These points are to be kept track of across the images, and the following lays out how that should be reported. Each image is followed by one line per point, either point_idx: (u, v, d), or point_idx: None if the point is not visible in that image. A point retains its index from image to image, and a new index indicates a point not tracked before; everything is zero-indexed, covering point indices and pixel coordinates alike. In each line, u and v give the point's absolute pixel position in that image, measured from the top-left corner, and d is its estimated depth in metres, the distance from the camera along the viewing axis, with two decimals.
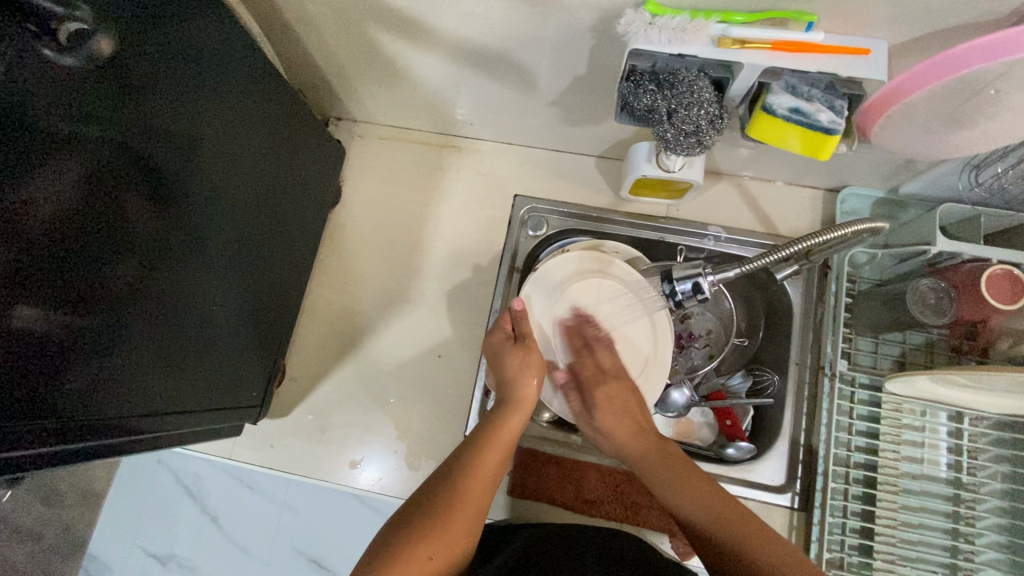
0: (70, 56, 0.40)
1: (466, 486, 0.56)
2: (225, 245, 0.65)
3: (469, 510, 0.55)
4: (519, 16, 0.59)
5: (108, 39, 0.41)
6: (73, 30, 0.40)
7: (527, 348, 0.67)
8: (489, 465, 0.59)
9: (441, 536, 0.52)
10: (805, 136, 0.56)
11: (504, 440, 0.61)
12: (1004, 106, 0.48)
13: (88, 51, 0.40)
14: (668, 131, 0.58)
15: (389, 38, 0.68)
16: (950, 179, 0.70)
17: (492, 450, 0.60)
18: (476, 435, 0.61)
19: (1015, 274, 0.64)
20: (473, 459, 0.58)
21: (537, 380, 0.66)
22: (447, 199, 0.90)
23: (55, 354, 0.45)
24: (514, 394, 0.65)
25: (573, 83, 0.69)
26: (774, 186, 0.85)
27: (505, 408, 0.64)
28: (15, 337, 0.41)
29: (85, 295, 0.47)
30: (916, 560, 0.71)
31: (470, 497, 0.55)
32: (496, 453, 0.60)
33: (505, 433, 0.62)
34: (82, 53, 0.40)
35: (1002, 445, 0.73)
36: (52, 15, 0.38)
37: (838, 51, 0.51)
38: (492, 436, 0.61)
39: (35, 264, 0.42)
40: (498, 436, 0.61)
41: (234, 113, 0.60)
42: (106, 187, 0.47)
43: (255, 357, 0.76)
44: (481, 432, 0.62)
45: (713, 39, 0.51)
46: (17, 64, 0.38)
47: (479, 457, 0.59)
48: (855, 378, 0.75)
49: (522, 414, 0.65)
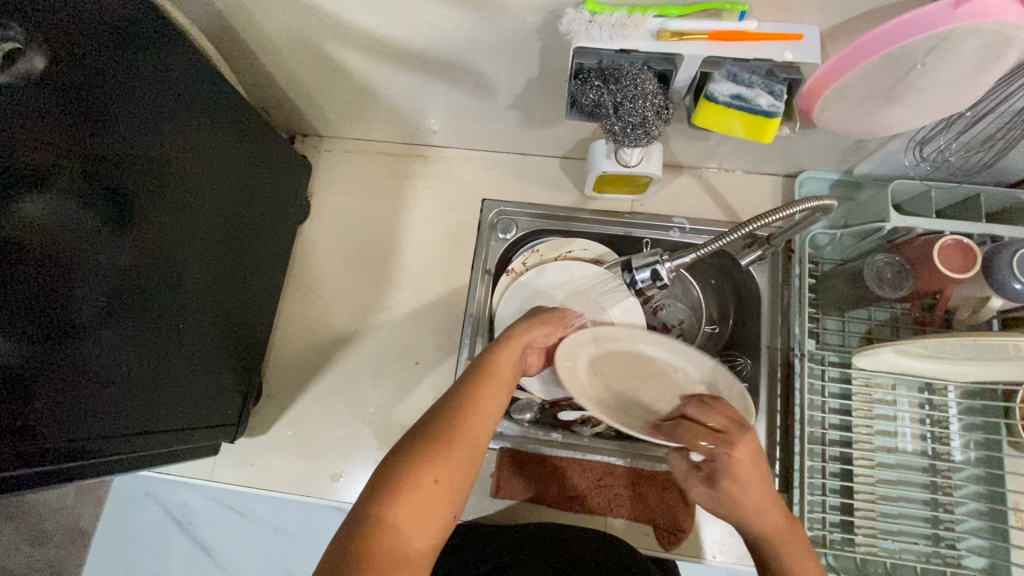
0: (2, 73, 0.41)
1: (465, 413, 0.49)
2: (195, 266, 0.65)
3: (474, 437, 0.48)
4: (466, 22, 0.60)
5: (42, 56, 0.43)
6: (8, 50, 0.41)
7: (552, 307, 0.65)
8: (492, 399, 0.52)
9: (446, 458, 0.46)
10: (747, 120, 0.58)
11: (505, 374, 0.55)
12: (934, 80, 0.51)
13: (24, 70, 0.42)
14: (615, 124, 0.60)
15: (344, 51, 0.69)
16: (898, 157, 0.72)
17: (494, 383, 0.53)
18: (472, 366, 0.55)
19: (965, 243, 0.66)
20: (471, 387, 0.51)
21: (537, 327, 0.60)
22: (416, 207, 0.91)
23: (22, 378, 0.45)
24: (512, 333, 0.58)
25: (527, 85, 0.71)
26: (734, 175, 0.87)
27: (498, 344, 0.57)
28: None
29: (51, 325, 0.47)
30: (898, 532, 0.72)
31: (474, 424, 0.49)
32: (499, 386, 0.53)
33: (501, 364, 0.55)
34: (12, 74, 0.42)
35: (971, 413, 0.75)
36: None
37: (773, 38, 0.53)
38: (492, 367, 0.54)
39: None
40: (497, 368, 0.54)
41: (196, 133, 0.61)
42: (66, 210, 0.47)
43: (230, 374, 0.75)
44: (477, 363, 0.55)
45: (652, 33, 0.53)
46: None
47: (476, 386, 0.52)
48: (824, 357, 0.77)
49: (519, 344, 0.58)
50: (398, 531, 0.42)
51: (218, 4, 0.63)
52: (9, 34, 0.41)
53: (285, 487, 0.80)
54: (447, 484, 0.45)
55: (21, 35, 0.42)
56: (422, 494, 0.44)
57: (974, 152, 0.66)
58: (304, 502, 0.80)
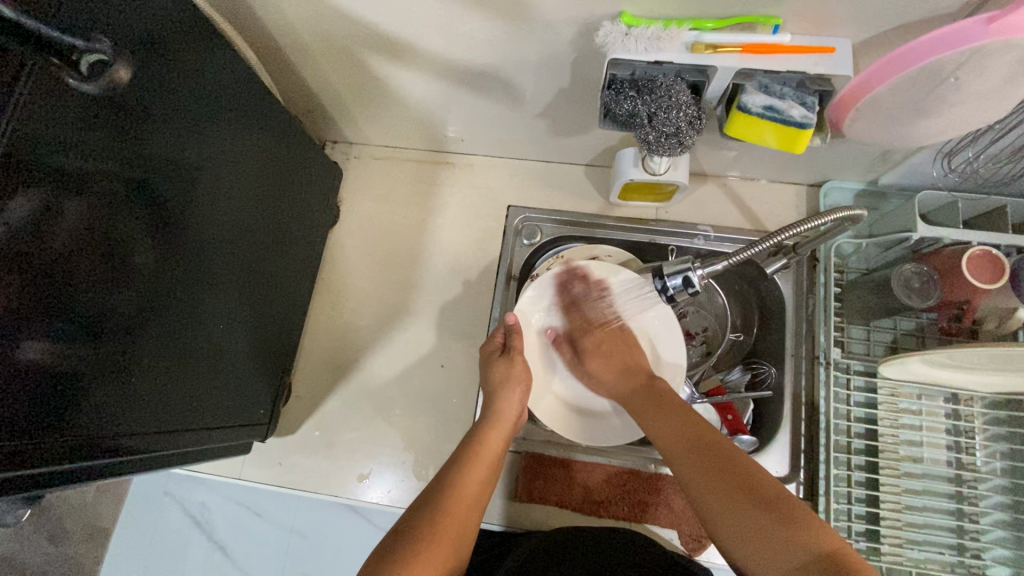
0: (90, 83, 0.43)
1: (451, 500, 0.58)
2: (229, 269, 0.67)
3: (458, 524, 0.57)
4: (502, 34, 0.62)
5: (124, 69, 0.44)
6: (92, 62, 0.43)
7: (513, 362, 0.71)
8: (476, 483, 0.61)
9: (434, 545, 0.54)
10: (780, 130, 0.59)
11: (490, 458, 0.64)
12: (966, 93, 0.51)
13: (106, 81, 0.43)
14: (650, 134, 0.61)
15: (379, 61, 0.71)
16: (925, 167, 0.73)
17: (478, 468, 0.62)
18: (460, 453, 0.64)
19: (994, 254, 0.67)
20: (457, 474, 0.61)
21: (519, 395, 0.69)
22: (442, 212, 0.92)
23: (67, 379, 0.46)
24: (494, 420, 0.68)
25: (557, 94, 0.72)
26: (758, 184, 0.88)
27: (486, 424, 0.68)
28: (31, 370, 0.42)
29: (95, 327, 0.48)
30: (924, 543, 0.72)
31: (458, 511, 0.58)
32: (482, 470, 0.63)
33: (487, 452, 0.64)
34: (99, 83, 0.43)
35: (997, 424, 0.75)
36: (74, 47, 0.41)
37: (806, 50, 0.54)
38: (478, 453, 0.64)
39: (47, 288, 0.43)
40: (482, 452, 0.64)
41: (235, 140, 0.63)
42: (115, 215, 0.48)
43: (261, 374, 0.77)
44: (464, 449, 0.65)
45: (687, 45, 0.55)
46: (39, 90, 0.40)
47: (465, 474, 0.61)
48: (849, 365, 0.77)
49: (505, 429, 0.68)
50: None
51: (260, 14, 0.65)
52: (96, 48, 0.42)
53: (312, 487, 0.81)
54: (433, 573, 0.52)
55: (106, 48, 0.43)
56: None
57: (1002, 163, 0.67)
58: (330, 502, 0.81)
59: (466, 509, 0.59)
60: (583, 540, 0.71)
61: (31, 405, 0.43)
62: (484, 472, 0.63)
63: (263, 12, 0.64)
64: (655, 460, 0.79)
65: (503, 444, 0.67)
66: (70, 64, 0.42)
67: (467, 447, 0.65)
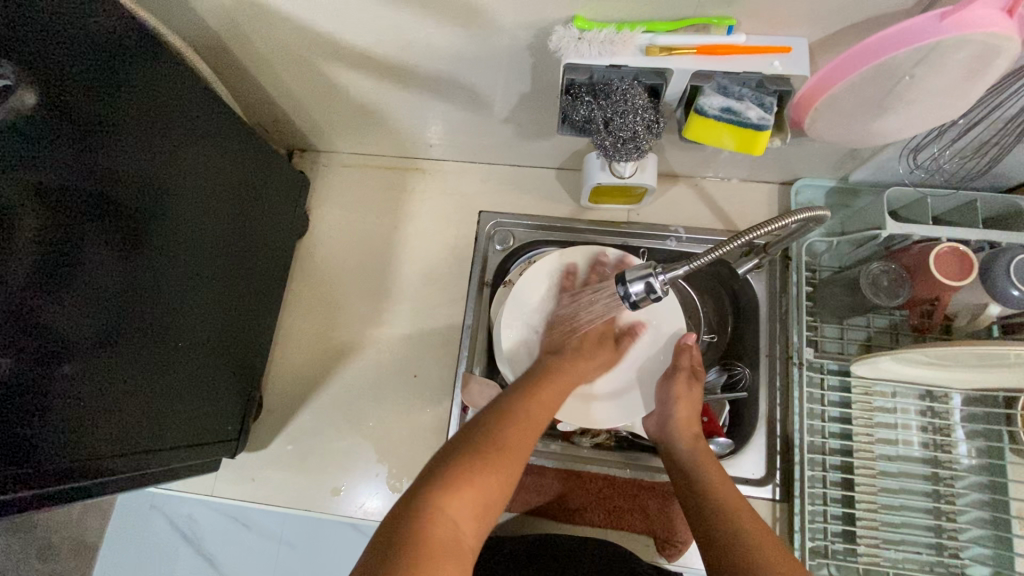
0: None
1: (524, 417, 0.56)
2: (195, 279, 0.66)
3: (529, 441, 0.55)
4: (458, 40, 0.61)
5: (32, 92, 0.44)
6: None
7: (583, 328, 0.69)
8: (546, 406, 0.59)
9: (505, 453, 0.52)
10: (737, 133, 0.58)
11: (563, 385, 0.63)
12: (923, 90, 0.50)
13: (12, 104, 0.43)
14: (607, 139, 0.61)
15: (340, 70, 0.70)
16: (892, 164, 0.72)
17: (550, 391, 0.61)
18: (535, 376, 0.63)
19: (961, 251, 0.65)
20: (531, 398, 0.59)
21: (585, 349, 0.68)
22: (414, 219, 0.91)
23: (28, 398, 0.46)
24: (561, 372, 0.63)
25: (520, 100, 0.71)
26: (730, 184, 0.88)
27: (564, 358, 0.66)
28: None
29: (53, 346, 0.48)
30: (902, 542, 0.71)
31: (531, 428, 0.56)
32: (554, 395, 0.61)
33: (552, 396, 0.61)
34: (3, 108, 0.42)
35: (974, 420, 0.74)
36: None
37: (761, 51, 0.53)
38: (551, 378, 0.63)
39: None
40: (558, 379, 0.63)
41: (193, 150, 0.62)
42: (64, 233, 0.48)
43: (229, 388, 0.76)
44: (539, 374, 0.63)
45: (641, 48, 0.54)
46: None
47: (537, 394, 0.60)
48: (823, 365, 0.76)
49: (585, 365, 0.66)
50: (455, 506, 0.47)
51: (214, 26, 0.63)
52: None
53: (288, 501, 0.80)
54: (502, 475, 0.50)
55: (10, 72, 0.42)
56: (484, 481, 0.49)
57: (968, 159, 0.66)
58: (305, 516, 0.80)
59: (536, 426, 0.57)
60: (561, 546, 0.71)
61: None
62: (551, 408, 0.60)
63: (215, 23, 0.63)
64: (632, 465, 0.78)
65: (582, 378, 0.65)
66: None
67: (543, 373, 0.63)
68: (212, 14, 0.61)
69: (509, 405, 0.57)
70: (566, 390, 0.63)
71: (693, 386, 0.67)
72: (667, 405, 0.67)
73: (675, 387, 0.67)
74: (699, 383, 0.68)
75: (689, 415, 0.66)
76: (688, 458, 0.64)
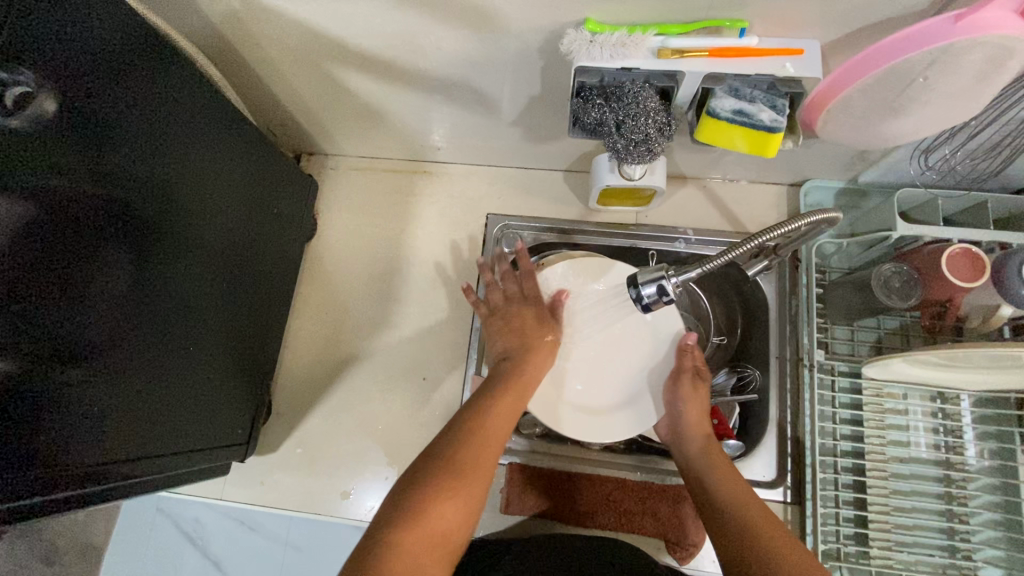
0: (17, 118, 0.42)
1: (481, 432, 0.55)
2: (203, 283, 0.66)
3: (488, 459, 0.54)
4: (468, 43, 0.61)
5: (51, 99, 0.43)
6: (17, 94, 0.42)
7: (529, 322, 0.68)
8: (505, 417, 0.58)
9: (465, 477, 0.51)
10: (748, 136, 0.58)
11: (520, 393, 0.62)
12: (936, 92, 0.50)
13: (34, 113, 0.42)
14: (619, 142, 0.61)
15: (349, 74, 0.70)
16: (903, 165, 0.72)
17: (509, 400, 0.60)
18: (490, 386, 0.62)
19: (973, 252, 0.65)
20: (488, 409, 0.58)
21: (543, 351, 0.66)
22: (421, 222, 0.91)
23: (37, 407, 0.46)
24: (515, 376, 0.63)
25: (530, 102, 0.71)
26: (738, 185, 0.87)
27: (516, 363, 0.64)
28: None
29: (62, 355, 0.48)
30: (914, 544, 0.71)
31: (488, 443, 0.55)
32: (512, 405, 0.60)
33: (510, 404, 0.60)
34: (23, 117, 0.42)
35: (985, 422, 0.74)
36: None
37: (774, 53, 0.53)
38: (509, 385, 0.62)
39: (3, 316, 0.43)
40: (514, 387, 0.62)
41: (201, 154, 0.62)
42: (74, 244, 0.48)
43: (238, 392, 0.76)
44: (494, 383, 0.62)
45: (653, 51, 0.54)
46: None
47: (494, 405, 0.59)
48: (834, 367, 0.76)
49: (541, 365, 0.66)
50: (415, 545, 0.46)
51: (224, 31, 0.63)
52: (18, 79, 0.41)
53: (297, 505, 0.80)
54: (462, 501, 0.49)
55: (29, 79, 0.42)
56: (443, 511, 0.48)
57: (979, 160, 0.66)
58: (315, 519, 0.80)
59: (495, 442, 0.56)
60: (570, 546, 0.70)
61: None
62: (510, 416, 0.59)
63: (223, 27, 0.63)
64: (643, 468, 0.78)
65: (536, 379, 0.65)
66: None
67: (498, 381, 0.62)
68: (223, 19, 0.61)
69: (465, 422, 0.56)
70: (522, 397, 0.62)
71: (699, 383, 0.67)
72: (677, 407, 0.67)
73: (680, 388, 0.67)
74: (703, 382, 0.68)
75: (700, 416, 0.66)
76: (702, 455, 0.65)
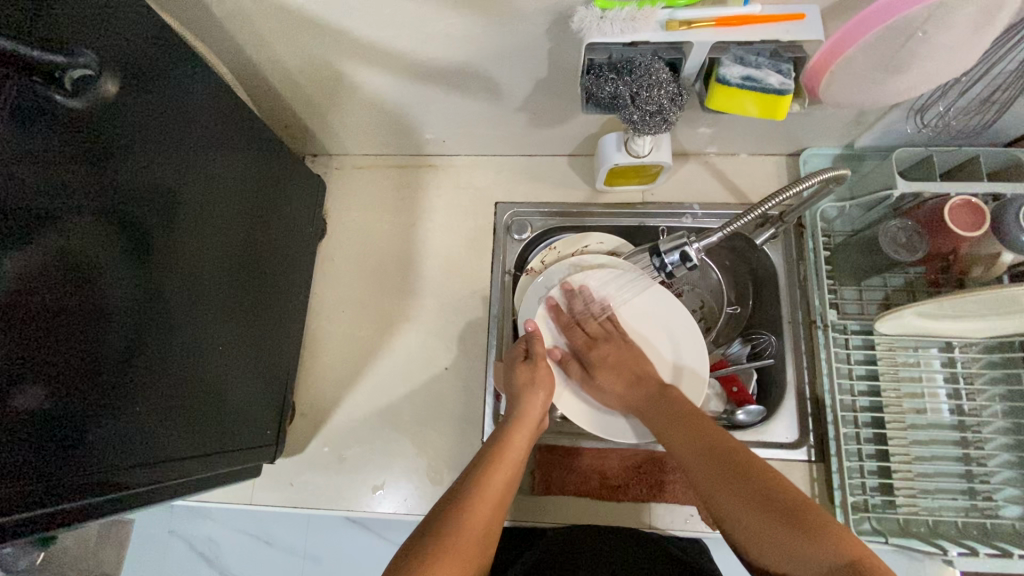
0: (77, 99, 0.43)
1: (475, 501, 0.57)
2: (223, 286, 0.66)
3: (479, 528, 0.56)
4: (477, 28, 0.62)
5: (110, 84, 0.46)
6: (76, 78, 0.43)
7: (536, 367, 0.72)
8: (498, 481, 0.60)
9: (457, 544, 0.53)
10: (760, 99, 0.60)
11: (514, 459, 0.64)
12: (935, 47, 0.53)
13: (92, 94, 0.44)
14: (635, 114, 0.62)
15: (356, 68, 0.71)
16: (898, 126, 0.75)
17: (502, 468, 0.62)
18: (481, 456, 0.63)
19: (973, 202, 0.68)
20: (479, 476, 0.60)
21: (543, 398, 0.69)
22: (430, 215, 0.92)
23: (63, 421, 0.44)
24: (500, 447, 0.64)
25: (536, 86, 0.73)
26: (739, 158, 0.90)
27: (508, 427, 0.67)
28: (21, 419, 0.40)
29: (83, 367, 0.46)
30: (937, 491, 0.73)
31: (481, 513, 0.57)
32: (506, 471, 0.62)
33: (511, 451, 0.64)
34: (82, 100, 0.44)
35: (993, 367, 0.76)
36: (58, 67, 0.41)
37: (776, 19, 0.55)
38: (500, 453, 0.63)
39: (44, 306, 0.42)
40: (505, 453, 0.63)
41: (216, 155, 0.62)
42: (92, 251, 0.47)
43: (262, 394, 0.75)
44: (486, 453, 0.64)
45: (661, 24, 0.55)
46: (32, 114, 0.41)
47: (487, 473, 0.60)
48: (846, 325, 0.78)
49: (528, 433, 0.67)
50: None
51: (232, 30, 0.64)
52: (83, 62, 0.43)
53: (327, 504, 0.79)
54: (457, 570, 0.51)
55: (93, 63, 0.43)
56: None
57: (971, 115, 0.69)
58: (346, 516, 0.79)
59: (488, 509, 0.57)
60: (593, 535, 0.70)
61: (30, 447, 0.41)
62: (506, 486, 0.61)
63: (232, 26, 0.63)
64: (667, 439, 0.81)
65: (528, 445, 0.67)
66: (56, 83, 0.42)
67: (489, 448, 0.64)
68: (232, 17, 0.62)
69: (459, 493, 0.58)
70: (515, 459, 0.64)
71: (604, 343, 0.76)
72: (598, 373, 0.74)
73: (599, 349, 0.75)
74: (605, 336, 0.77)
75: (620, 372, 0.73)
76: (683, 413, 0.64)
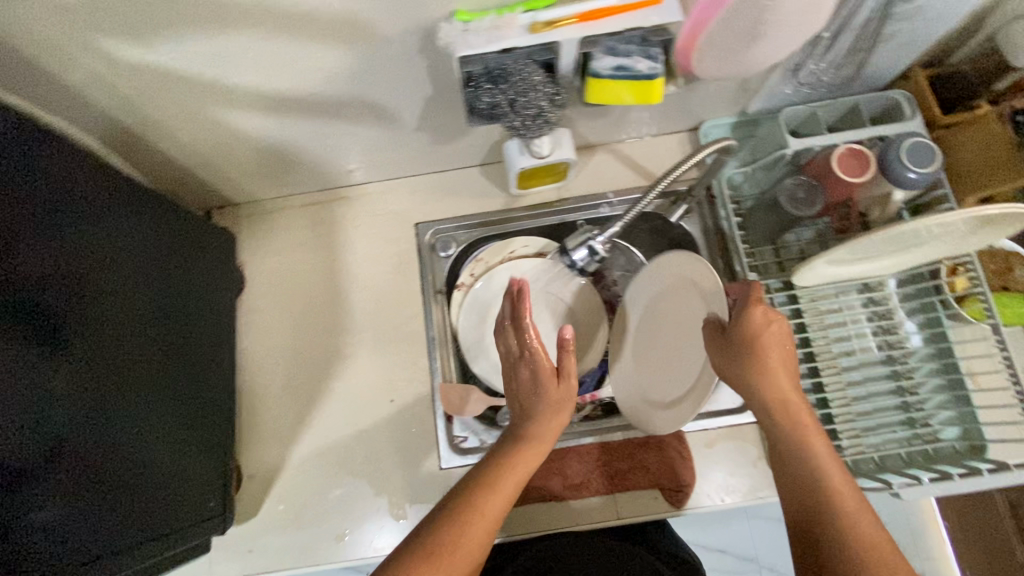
0: None
1: (472, 520, 0.54)
2: (145, 359, 0.63)
3: (471, 546, 0.53)
4: (347, 57, 0.61)
5: None
6: None
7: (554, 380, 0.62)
8: (496, 500, 0.56)
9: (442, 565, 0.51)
10: (635, 86, 0.63)
11: (518, 476, 0.59)
12: (784, 11, 0.54)
13: None
14: (515, 120, 0.66)
15: (238, 115, 0.69)
16: (780, 88, 0.78)
17: (500, 487, 0.57)
18: (486, 467, 0.59)
19: (856, 149, 0.71)
20: (480, 493, 0.56)
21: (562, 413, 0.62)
22: (351, 248, 0.90)
23: None
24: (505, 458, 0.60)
25: (426, 105, 0.72)
26: (644, 141, 0.91)
27: (516, 437, 0.62)
28: None
29: None
30: (880, 427, 0.76)
31: (474, 531, 0.54)
32: (507, 487, 0.58)
33: (516, 470, 0.59)
34: None
35: (910, 299, 0.80)
36: None
37: (636, 6, 0.55)
38: (505, 465, 0.59)
39: None
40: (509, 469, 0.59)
41: (112, 227, 0.60)
42: None
43: (202, 464, 0.72)
44: (494, 464, 0.59)
45: (525, 28, 0.55)
46: None
47: (486, 487, 0.57)
48: (769, 286, 0.81)
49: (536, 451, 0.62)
50: None
51: (94, 98, 0.61)
52: None
53: (292, 563, 0.77)
54: None
55: None
56: None
57: (841, 67, 0.72)
58: (312, 572, 0.77)
59: (481, 529, 0.54)
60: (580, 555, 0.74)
61: None
62: (507, 499, 0.57)
63: (91, 92, 0.60)
64: (619, 427, 0.82)
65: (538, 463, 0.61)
66: None
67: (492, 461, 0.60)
68: (89, 85, 0.59)
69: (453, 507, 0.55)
70: (521, 473, 0.60)
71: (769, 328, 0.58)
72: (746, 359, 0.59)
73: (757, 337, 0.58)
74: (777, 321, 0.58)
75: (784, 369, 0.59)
76: (802, 422, 0.58)
